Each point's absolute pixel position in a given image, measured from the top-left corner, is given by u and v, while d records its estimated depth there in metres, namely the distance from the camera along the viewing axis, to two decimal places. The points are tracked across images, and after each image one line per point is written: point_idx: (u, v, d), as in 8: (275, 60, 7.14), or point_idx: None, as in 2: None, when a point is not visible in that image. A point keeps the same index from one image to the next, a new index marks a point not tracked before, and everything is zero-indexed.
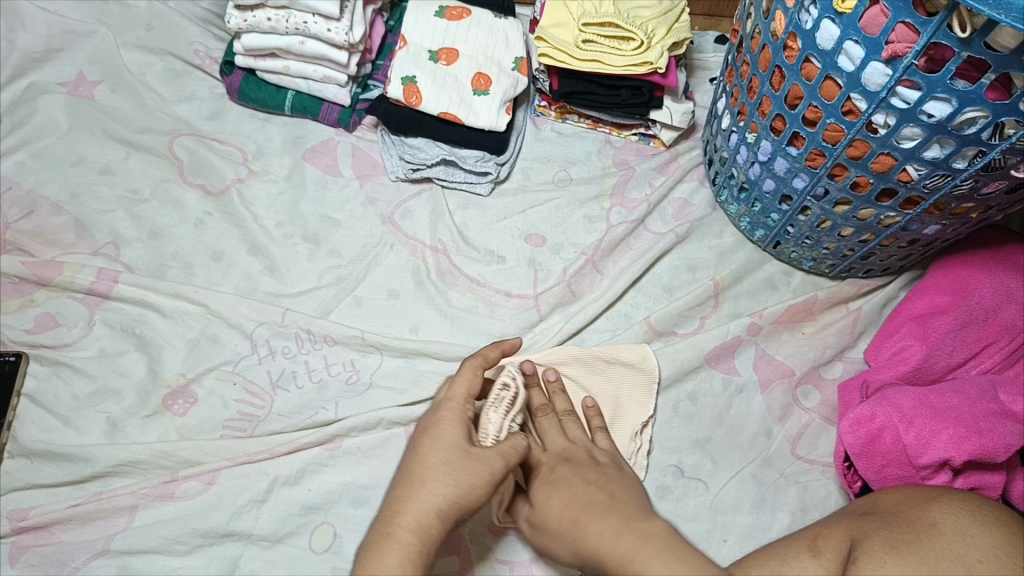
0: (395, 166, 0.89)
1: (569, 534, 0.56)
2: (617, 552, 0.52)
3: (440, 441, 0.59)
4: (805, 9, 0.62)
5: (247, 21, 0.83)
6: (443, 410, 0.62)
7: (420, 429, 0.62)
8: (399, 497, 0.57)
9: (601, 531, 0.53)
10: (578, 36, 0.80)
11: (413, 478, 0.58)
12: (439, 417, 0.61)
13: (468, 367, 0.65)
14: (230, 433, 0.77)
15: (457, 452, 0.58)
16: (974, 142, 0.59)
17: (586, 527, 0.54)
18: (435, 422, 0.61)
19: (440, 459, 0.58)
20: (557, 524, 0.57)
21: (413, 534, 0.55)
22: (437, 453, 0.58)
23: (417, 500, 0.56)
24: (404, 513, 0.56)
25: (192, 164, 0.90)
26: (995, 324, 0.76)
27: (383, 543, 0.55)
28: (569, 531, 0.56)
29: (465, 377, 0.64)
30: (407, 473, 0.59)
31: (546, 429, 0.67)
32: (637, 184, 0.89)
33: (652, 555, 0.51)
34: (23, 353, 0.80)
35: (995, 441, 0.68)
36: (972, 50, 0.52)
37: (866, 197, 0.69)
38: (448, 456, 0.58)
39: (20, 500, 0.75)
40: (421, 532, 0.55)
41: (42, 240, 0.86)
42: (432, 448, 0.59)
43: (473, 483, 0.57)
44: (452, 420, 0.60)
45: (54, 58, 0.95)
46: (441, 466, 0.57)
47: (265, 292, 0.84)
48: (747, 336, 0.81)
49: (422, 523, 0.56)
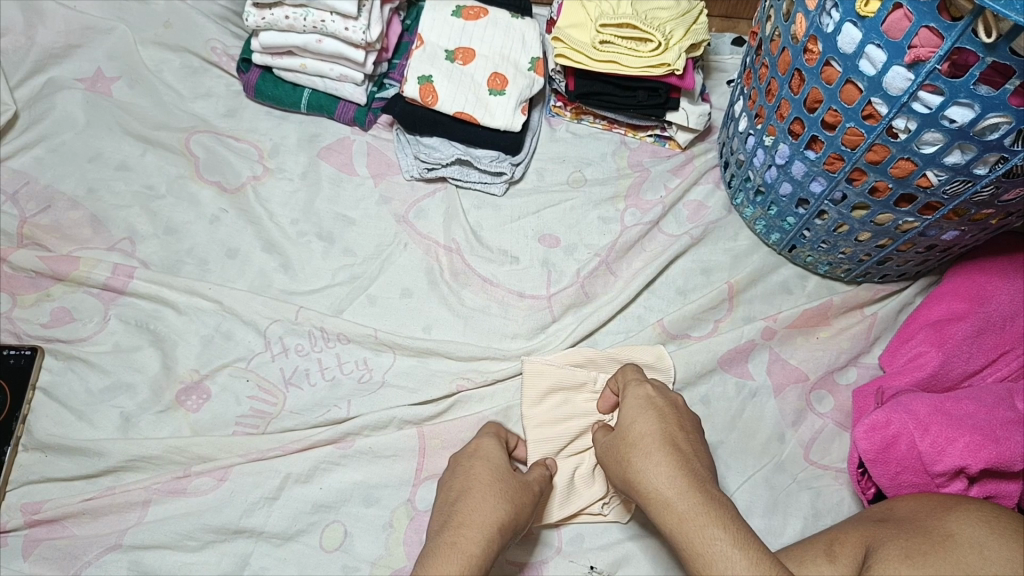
0: (410, 165, 0.89)
1: (637, 466, 0.59)
2: (679, 509, 0.55)
3: (490, 461, 0.67)
4: (827, 11, 0.62)
5: (266, 18, 0.83)
6: (483, 441, 0.70)
7: (463, 456, 0.69)
8: (460, 509, 0.61)
9: (673, 482, 0.56)
10: (596, 37, 0.80)
11: (471, 496, 0.62)
12: (482, 446, 0.69)
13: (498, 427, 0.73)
14: (242, 430, 0.78)
15: (507, 472, 0.66)
16: (995, 147, 0.58)
17: (657, 465, 0.58)
18: (478, 448, 0.69)
19: (496, 474, 0.65)
20: (626, 447, 0.61)
21: (473, 538, 0.58)
22: (490, 473, 0.65)
23: (478, 509, 0.60)
24: (465, 522, 0.59)
25: (208, 161, 0.90)
26: (1012, 331, 0.76)
27: (443, 551, 0.57)
28: (636, 458, 0.59)
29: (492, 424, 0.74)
30: (464, 487, 0.64)
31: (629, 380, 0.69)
32: (652, 186, 0.89)
33: (718, 523, 0.54)
34: (38, 348, 0.80)
35: (1012, 449, 0.67)
36: (997, 55, 0.52)
37: (885, 202, 0.68)
38: (501, 476, 0.65)
39: (34, 493, 0.75)
40: (485, 537, 0.58)
41: (58, 235, 0.87)
42: (484, 467, 0.66)
43: (522, 498, 0.63)
44: (496, 442, 0.70)
45: (72, 54, 0.96)
46: (495, 484, 0.63)
47: (280, 290, 0.84)
48: (762, 339, 0.81)
49: (485, 530, 0.59)
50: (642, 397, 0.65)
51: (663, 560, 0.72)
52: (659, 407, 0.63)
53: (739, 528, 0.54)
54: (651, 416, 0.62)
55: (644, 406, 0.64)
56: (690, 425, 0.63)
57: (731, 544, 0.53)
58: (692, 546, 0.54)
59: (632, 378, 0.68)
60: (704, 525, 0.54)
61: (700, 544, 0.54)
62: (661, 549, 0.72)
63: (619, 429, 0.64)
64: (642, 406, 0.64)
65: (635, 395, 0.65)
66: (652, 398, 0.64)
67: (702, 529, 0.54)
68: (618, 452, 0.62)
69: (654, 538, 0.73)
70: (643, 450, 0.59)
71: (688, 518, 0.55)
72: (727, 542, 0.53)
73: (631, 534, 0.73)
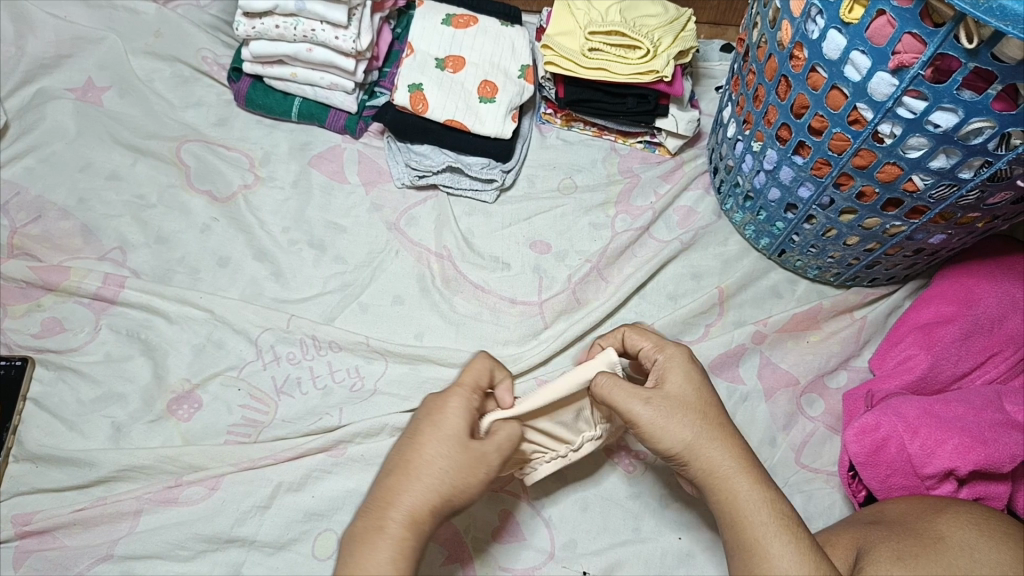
0: (401, 173, 0.89)
1: (708, 437, 0.56)
2: (745, 482, 0.55)
3: (444, 429, 0.56)
4: (811, 18, 0.63)
5: (255, 27, 0.84)
6: (449, 394, 0.58)
7: (421, 412, 0.58)
8: (393, 485, 0.55)
9: (741, 455, 0.56)
10: (584, 45, 0.81)
11: (407, 471, 0.55)
12: (443, 403, 0.58)
13: (489, 357, 0.61)
14: (234, 439, 0.77)
15: (460, 443, 0.56)
16: (979, 152, 0.59)
17: (726, 442, 0.57)
18: (439, 408, 0.57)
19: (445, 452, 0.55)
20: (691, 411, 0.57)
21: (401, 522, 0.54)
22: (437, 446, 0.56)
23: (410, 486, 0.55)
24: (397, 501, 0.54)
25: (200, 170, 0.91)
26: (1001, 334, 0.76)
27: (372, 534, 0.54)
28: (703, 423, 0.57)
29: (475, 366, 0.60)
30: (403, 458, 0.56)
31: (674, 362, 0.59)
32: (642, 192, 0.89)
33: (781, 499, 0.55)
34: (29, 358, 0.80)
35: (1001, 451, 0.68)
36: (978, 61, 0.52)
37: (872, 207, 0.69)
38: (448, 449, 0.55)
39: (25, 504, 0.75)
40: (412, 519, 0.54)
41: (49, 245, 0.87)
42: (433, 436, 0.56)
43: (468, 479, 0.55)
44: (462, 402, 0.58)
45: (63, 64, 0.96)
46: (439, 460, 0.55)
47: (271, 298, 0.84)
48: (752, 343, 0.81)
49: (413, 511, 0.54)
50: (687, 358, 0.60)
51: (656, 564, 0.72)
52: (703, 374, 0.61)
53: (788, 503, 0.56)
54: (708, 385, 0.59)
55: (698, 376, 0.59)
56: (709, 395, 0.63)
57: (792, 523, 0.54)
58: (756, 517, 0.54)
59: (679, 353, 0.60)
60: (768, 500, 0.55)
61: (766, 516, 0.54)
62: (655, 553, 0.73)
63: (671, 394, 0.58)
64: (691, 368, 0.59)
65: (670, 355, 0.60)
66: (694, 357, 0.60)
67: (769, 503, 0.55)
68: (683, 419, 0.56)
69: (647, 542, 0.73)
70: (716, 424, 0.57)
71: (756, 489, 0.55)
72: (794, 519, 0.54)
73: (624, 539, 0.73)
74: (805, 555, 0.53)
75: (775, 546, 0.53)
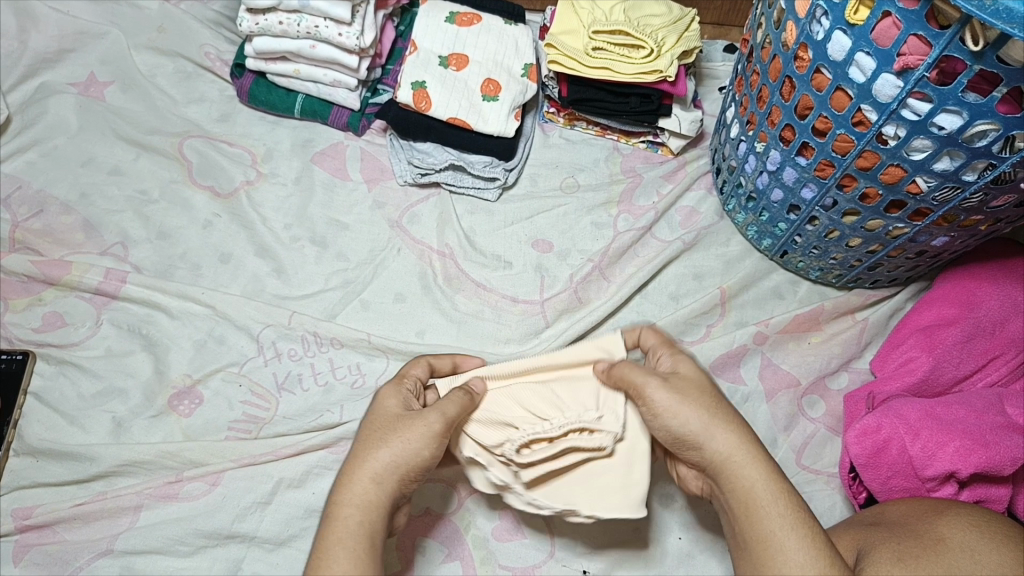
0: (404, 170, 0.89)
1: (726, 425, 0.56)
2: (766, 471, 0.55)
3: (379, 412, 0.61)
4: (817, 19, 0.62)
5: (259, 24, 0.83)
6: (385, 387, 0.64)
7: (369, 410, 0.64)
8: (344, 469, 0.59)
9: (756, 444, 0.56)
10: (588, 44, 0.81)
11: (353, 453, 0.59)
12: (379, 393, 0.63)
13: (428, 355, 0.69)
14: (234, 435, 0.77)
15: (393, 417, 0.60)
16: (984, 154, 0.59)
17: (743, 432, 0.57)
18: (376, 399, 0.63)
19: (376, 429, 0.59)
20: (704, 397, 0.58)
21: (346, 501, 0.57)
22: (373, 424, 0.60)
23: (352, 467, 0.58)
24: (343, 485, 0.57)
25: (202, 166, 0.90)
26: (1002, 336, 0.76)
27: (327, 522, 0.56)
28: (715, 409, 0.57)
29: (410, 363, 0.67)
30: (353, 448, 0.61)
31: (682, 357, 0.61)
32: (645, 192, 0.89)
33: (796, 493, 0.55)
34: (30, 352, 0.80)
35: (1001, 454, 0.68)
36: (984, 63, 0.52)
37: (875, 209, 0.69)
38: (381, 424, 0.60)
39: (25, 499, 0.75)
40: (356, 496, 0.57)
41: (51, 239, 0.87)
42: (371, 420, 0.61)
43: (405, 441, 0.58)
44: (395, 391, 0.63)
45: (66, 59, 0.96)
46: (375, 435, 0.59)
47: (273, 295, 0.84)
48: (753, 344, 0.81)
49: (355, 489, 0.57)
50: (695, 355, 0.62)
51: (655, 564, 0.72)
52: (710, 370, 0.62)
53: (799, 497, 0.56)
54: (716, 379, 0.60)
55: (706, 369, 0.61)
56: None
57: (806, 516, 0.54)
58: (771, 508, 0.54)
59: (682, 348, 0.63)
60: (783, 491, 0.55)
61: (782, 508, 0.54)
62: (655, 554, 0.73)
63: (685, 381, 0.59)
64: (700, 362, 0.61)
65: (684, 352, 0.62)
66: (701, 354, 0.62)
67: (783, 494, 0.55)
68: (697, 404, 0.57)
69: (647, 542, 0.73)
70: (734, 415, 0.57)
71: (770, 481, 0.55)
72: (808, 513, 0.55)
73: (624, 539, 0.73)
74: (816, 547, 0.53)
75: (790, 537, 0.53)
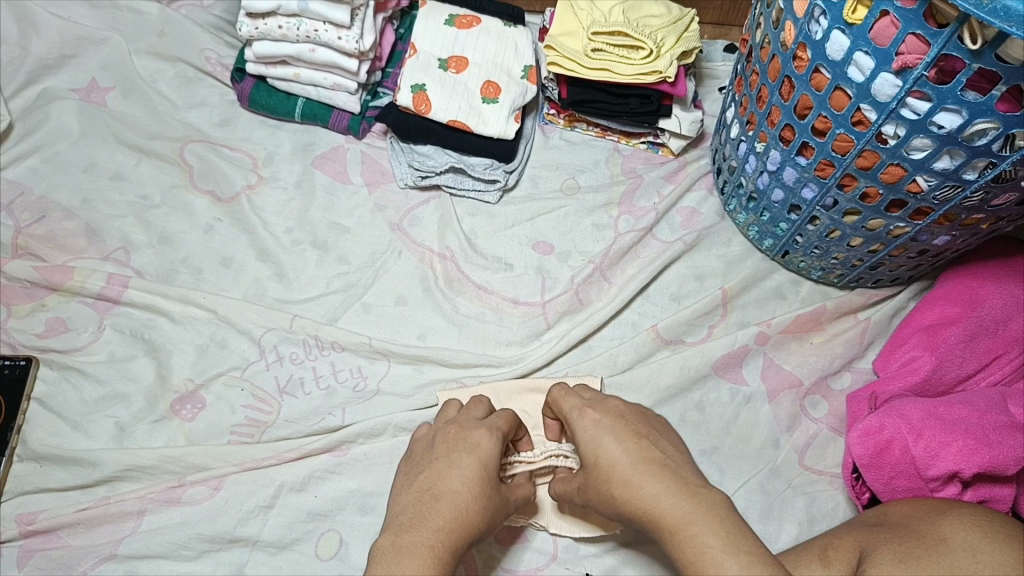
0: (404, 173, 0.89)
1: (620, 494, 0.54)
2: (674, 517, 0.51)
3: (485, 463, 0.58)
4: (814, 19, 0.62)
5: (259, 28, 0.84)
6: (478, 431, 0.61)
7: (448, 443, 0.60)
8: (441, 505, 0.54)
9: (663, 489, 0.52)
10: (588, 45, 0.81)
11: (456, 499, 0.55)
12: (475, 439, 0.60)
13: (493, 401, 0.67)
14: (237, 439, 0.78)
15: (494, 480, 0.58)
16: (984, 153, 0.59)
17: (644, 485, 0.53)
18: (471, 442, 0.59)
19: (482, 481, 0.57)
20: (602, 475, 0.56)
21: (445, 541, 0.52)
22: (481, 479, 0.57)
23: (450, 504, 0.54)
24: (438, 522, 0.53)
25: (203, 170, 0.91)
26: (1006, 335, 0.76)
27: (413, 548, 0.51)
28: (615, 483, 0.54)
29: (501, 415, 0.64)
30: (446, 485, 0.56)
31: (580, 430, 0.59)
32: (645, 193, 0.89)
33: (710, 527, 0.50)
34: (33, 358, 0.80)
35: (1005, 453, 0.68)
36: (983, 62, 0.52)
37: (875, 208, 0.69)
38: (488, 486, 0.57)
39: (29, 504, 0.75)
40: (454, 543, 0.53)
41: (53, 245, 0.87)
42: (476, 468, 0.57)
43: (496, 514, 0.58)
44: (494, 438, 0.60)
45: (67, 65, 0.96)
46: (480, 495, 0.56)
47: (275, 299, 0.84)
48: (755, 344, 0.81)
49: (455, 532, 0.53)
50: (595, 418, 0.59)
51: (660, 565, 0.72)
52: (616, 422, 0.58)
53: (739, 521, 0.50)
54: (611, 437, 0.57)
55: (602, 429, 0.58)
56: (653, 428, 0.59)
57: (724, 552, 0.48)
58: (690, 549, 0.50)
59: (572, 409, 0.61)
60: (703, 530, 0.50)
61: (704, 544, 0.49)
62: (658, 555, 0.72)
63: (585, 464, 0.58)
64: (596, 427, 0.58)
65: (582, 417, 0.60)
66: (604, 413, 0.59)
67: (704, 529, 0.50)
68: (600, 486, 0.56)
69: (649, 544, 0.73)
70: (621, 479, 0.54)
71: (683, 524, 0.50)
72: (719, 550, 0.48)
73: (627, 541, 0.73)
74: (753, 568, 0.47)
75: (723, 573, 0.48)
